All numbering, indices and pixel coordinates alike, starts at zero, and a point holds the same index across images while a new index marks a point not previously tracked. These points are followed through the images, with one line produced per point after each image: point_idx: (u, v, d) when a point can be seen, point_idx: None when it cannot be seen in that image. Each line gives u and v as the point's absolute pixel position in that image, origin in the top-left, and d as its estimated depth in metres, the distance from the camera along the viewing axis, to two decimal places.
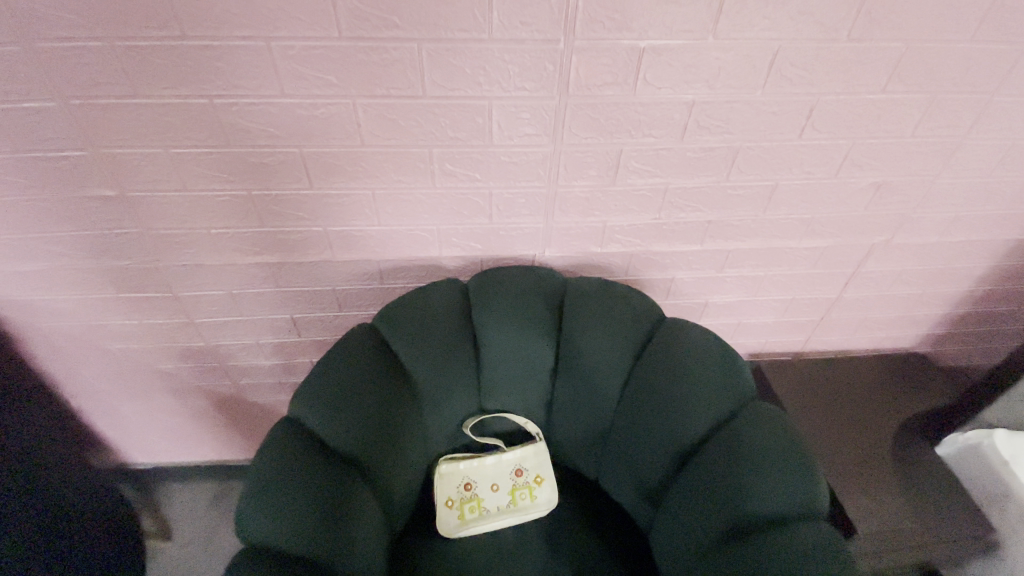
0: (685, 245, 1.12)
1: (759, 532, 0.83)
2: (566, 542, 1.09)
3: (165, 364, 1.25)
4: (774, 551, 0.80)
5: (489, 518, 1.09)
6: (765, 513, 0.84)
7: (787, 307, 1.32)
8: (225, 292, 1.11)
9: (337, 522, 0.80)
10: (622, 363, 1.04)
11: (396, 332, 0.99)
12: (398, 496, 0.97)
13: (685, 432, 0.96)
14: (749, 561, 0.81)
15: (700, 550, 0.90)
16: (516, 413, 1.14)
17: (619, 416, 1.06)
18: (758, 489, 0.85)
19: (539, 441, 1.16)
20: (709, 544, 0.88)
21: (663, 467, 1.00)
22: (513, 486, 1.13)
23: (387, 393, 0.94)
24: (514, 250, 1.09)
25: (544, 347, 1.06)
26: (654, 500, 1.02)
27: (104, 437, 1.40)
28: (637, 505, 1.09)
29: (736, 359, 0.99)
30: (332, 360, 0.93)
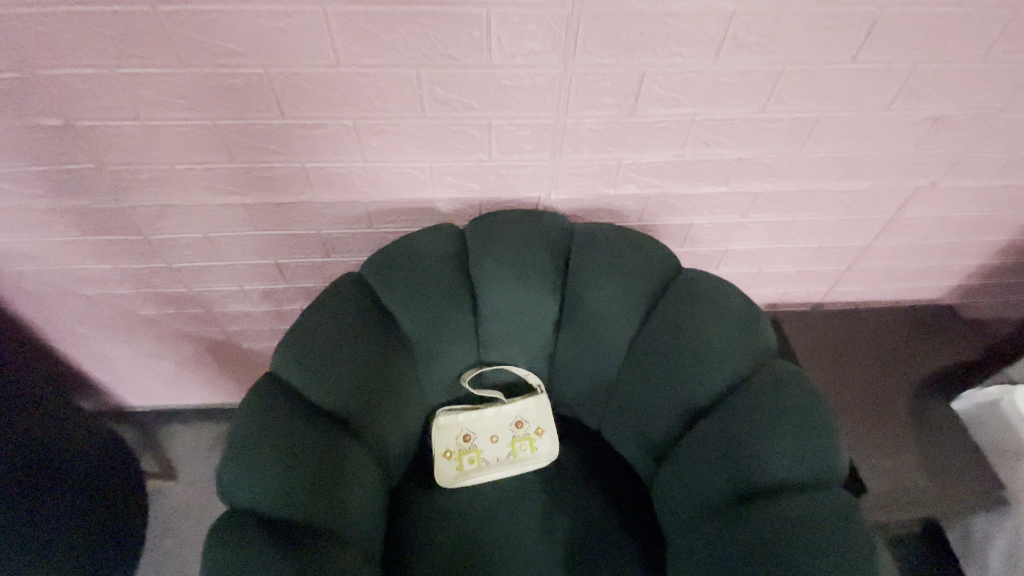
0: (708, 186, 1.00)
1: (770, 497, 0.80)
2: (567, 494, 1.08)
3: (148, 310, 1.19)
4: (784, 518, 0.77)
5: (489, 469, 1.07)
6: (777, 480, 0.80)
7: (811, 256, 1.22)
8: (201, 235, 1.02)
9: (328, 483, 0.77)
10: (632, 317, 0.96)
11: (386, 282, 0.90)
12: (393, 450, 0.94)
13: (696, 392, 0.90)
14: (756, 527, 0.79)
15: (703, 510, 0.87)
16: (517, 365, 1.08)
17: (625, 372, 1.00)
18: (773, 456, 0.80)
19: (541, 393, 1.12)
20: (714, 506, 0.86)
21: (668, 425, 0.95)
22: (514, 437, 1.10)
23: (379, 347, 0.88)
24: (517, 191, 0.98)
25: (547, 299, 0.98)
26: (657, 456, 0.99)
27: (98, 380, 1.38)
28: (639, 459, 1.06)
29: (757, 315, 0.91)
30: (316, 312, 0.86)
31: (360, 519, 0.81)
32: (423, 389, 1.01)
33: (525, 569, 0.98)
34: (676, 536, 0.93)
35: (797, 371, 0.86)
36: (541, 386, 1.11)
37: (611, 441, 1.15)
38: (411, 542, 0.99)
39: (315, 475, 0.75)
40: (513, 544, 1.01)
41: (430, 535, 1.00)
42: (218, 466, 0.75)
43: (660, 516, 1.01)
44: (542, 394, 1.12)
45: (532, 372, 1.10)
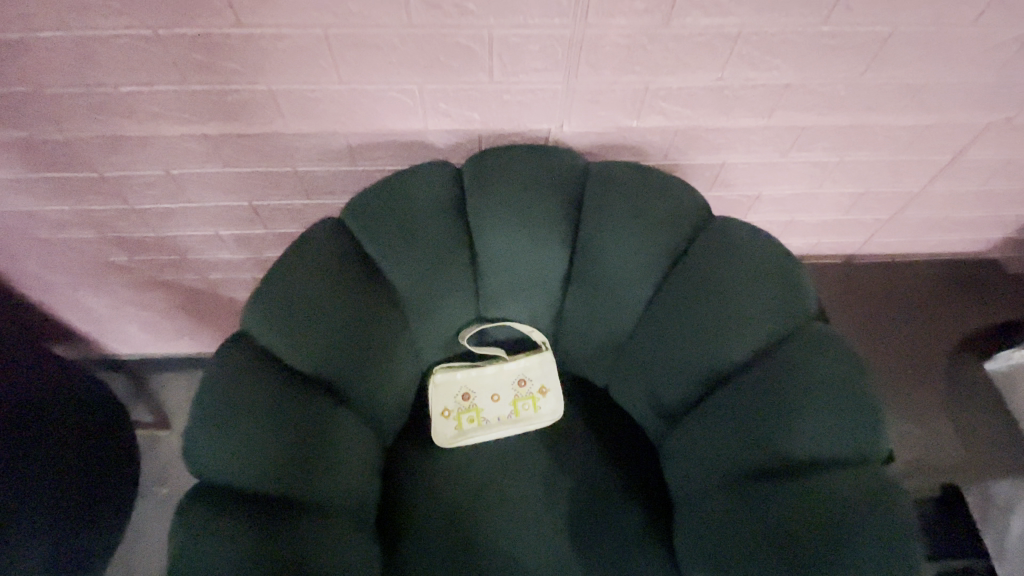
0: (746, 119, 0.85)
1: (796, 473, 0.73)
2: (571, 456, 1.02)
3: (119, 256, 1.09)
4: (810, 497, 0.70)
5: (488, 430, 1.01)
6: (805, 456, 0.73)
7: (853, 203, 1.09)
8: (162, 173, 0.90)
9: (310, 456, 0.70)
10: (654, 271, 0.85)
11: (374, 230, 0.79)
12: (386, 412, 0.87)
13: (722, 355, 0.81)
14: (780, 505, 0.72)
15: (722, 483, 0.81)
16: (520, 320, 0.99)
17: (641, 332, 0.91)
18: (808, 429, 0.73)
19: (546, 351, 1.04)
20: (730, 478, 0.79)
21: (687, 390, 0.87)
22: (516, 397, 1.03)
23: (366, 305, 0.78)
24: (522, 123, 0.84)
25: (557, 249, 0.87)
26: (671, 423, 0.92)
27: (80, 329, 1.31)
28: (649, 421, 1.00)
29: (797, 272, 0.80)
30: (292, 264, 0.75)
31: (347, 490, 0.75)
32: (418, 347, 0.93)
33: (526, 532, 0.94)
34: (686, 505, 0.87)
35: (838, 336, 0.77)
36: (546, 343, 1.03)
37: (618, 401, 1.08)
38: (408, 503, 0.95)
39: (296, 446, 0.69)
40: (513, 507, 0.96)
41: (427, 497, 0.96)
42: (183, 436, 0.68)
43: (670, 481, 0.95)
44: (548, 352, 1.04)
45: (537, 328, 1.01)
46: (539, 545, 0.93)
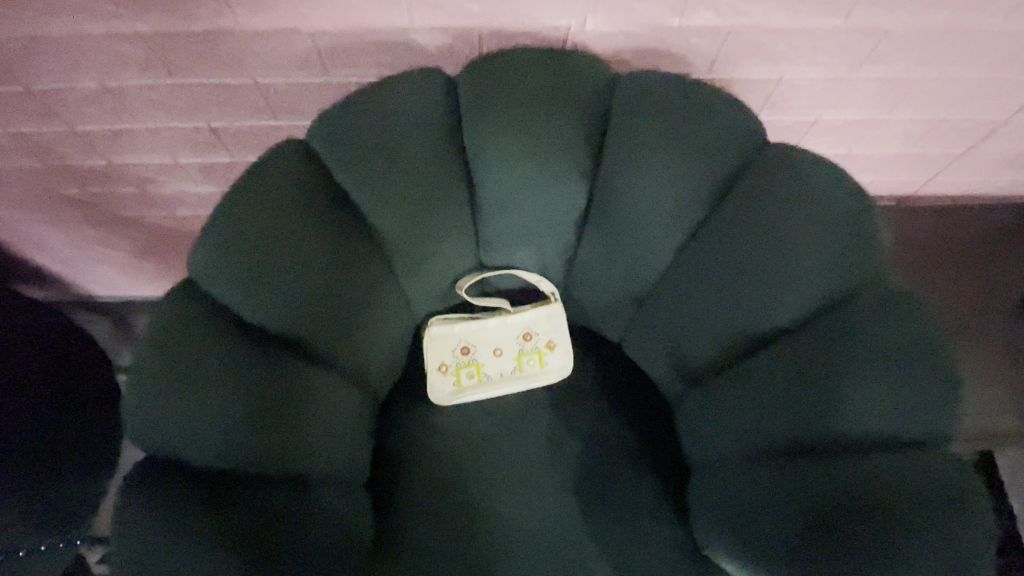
0: (818, 19, 0.67)
1: (835, 451, 0.65)
2: (579, 415, 0.94)
3: (71, 189, 0.96)
4: (851, 479, 0.62)
5: (489, 386, 0.92)
6: (851, 434, 0.64)
7: (923, 134, 0.92)
8: (97, 85, 0.75)
9: (280, 425, 0.63)
10: (685, 215, 0.72)
11: (350, 160, 0.66)
12: (374, 371, 0.78)
13: (758, 317, 0.70)
14: (813, 486, 0.64)
15: (748, 455, 0.72)
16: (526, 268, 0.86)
17: (665, 285, 0.79)
18: (846, 407, 0.64)
19: (555, 302, 0.92)
20: (755, 452, 0.71)
21: (713, 353, 0.76)
22: (520, 352, 0.93)
23: (342, 251, 0.67)
24: (534, 20, 0.67)
25: (571, 186, 0.73)
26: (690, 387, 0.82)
27: (47, 269, 1.21)
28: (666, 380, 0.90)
29: (865, 222, 0.67)
30: (251, 200, 0.63)
31: (327, 459, 0.68)
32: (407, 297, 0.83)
33: (528, 495, 0.88)
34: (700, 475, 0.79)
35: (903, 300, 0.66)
36: (555, 293, 0.91)
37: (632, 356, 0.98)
38: (401, 463, 0.89)
39: (259, 416, 0.61)
40: (515, 469, 0.89)
41: (423, 457, 0.89)
42: (129, 402, 0.60)
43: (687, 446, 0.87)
44: (557, 303, 0.92)
45: (546, 278, 0.89)
46: (542, 509, 0.87)
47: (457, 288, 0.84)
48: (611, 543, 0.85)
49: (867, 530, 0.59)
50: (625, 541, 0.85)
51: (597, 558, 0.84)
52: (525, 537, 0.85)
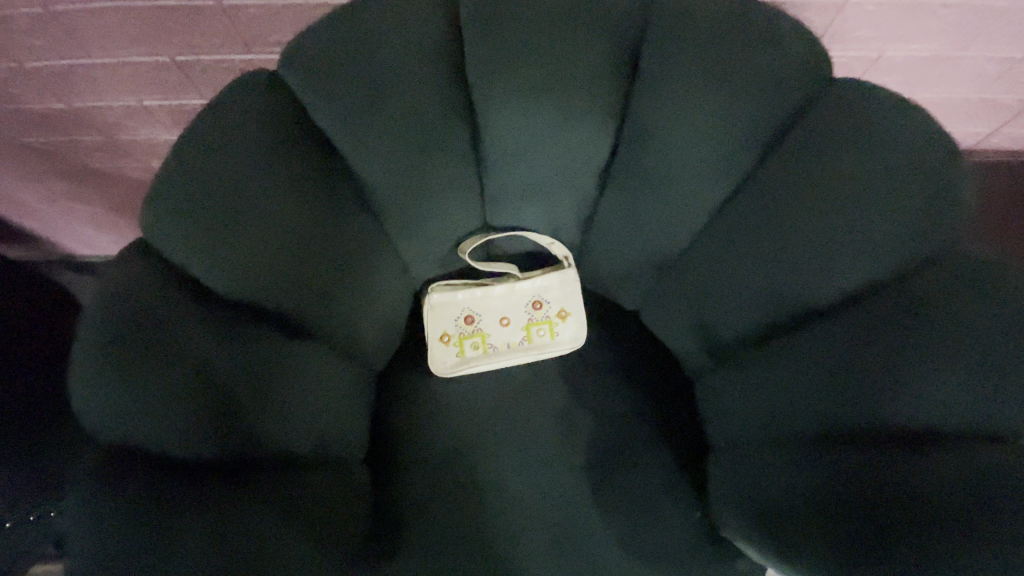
0: None
1: (884, 441, 0.57)
2: (592, 388, 0.87)
3: (33, 137, 0.87)
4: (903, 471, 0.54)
5: (494, 357, 0.85)
6: (905, 422, 0.56)
7: (998, 75, 0.79)
8: (39, 12, 0.64)
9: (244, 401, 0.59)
10: (722, 169, 0.62)
11: (335, 106, 0.58)
12: (357, 334, 0.71)
13: (800, 287, 0.62)
14: (855, 477, 0.56)
15: (781, 437, 0.66)
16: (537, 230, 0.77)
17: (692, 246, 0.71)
18: (868, 389, 0.57)
19: (569, 267, 0.84)
20: (788, 438, 0.64)
21: (744, 323, 0.68)
22: (529, 321, 0.85)
23: (318, 213, 0.61)
24: None
25: (591, 132, 0.63)
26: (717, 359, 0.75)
27: (25, 227, 1.13)
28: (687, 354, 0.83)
29: (938, 178, 0.57)
30: (224, 152, 0.56)
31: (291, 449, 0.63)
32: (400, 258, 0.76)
33: (536, 472, 0.82)
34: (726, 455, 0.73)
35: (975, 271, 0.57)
36: (568, 258, 0.82)
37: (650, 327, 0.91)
38: (401, 436, 0.83)
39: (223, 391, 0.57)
40: (523, 444, 0.84)
41: (424, 431, 0.83)
42: (91, 384, 0.55)
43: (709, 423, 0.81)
44: (571, 269, 0.84)
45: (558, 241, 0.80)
46: (551, 486, 0.81)
47: (459, 251, 0.75)
48: (624, 523, 0.80)
49: (883, 533, 0.52)
50: (638, 519, 0.80)
51: (609, 538, 0.79)
52: (532, 515, 0.80)
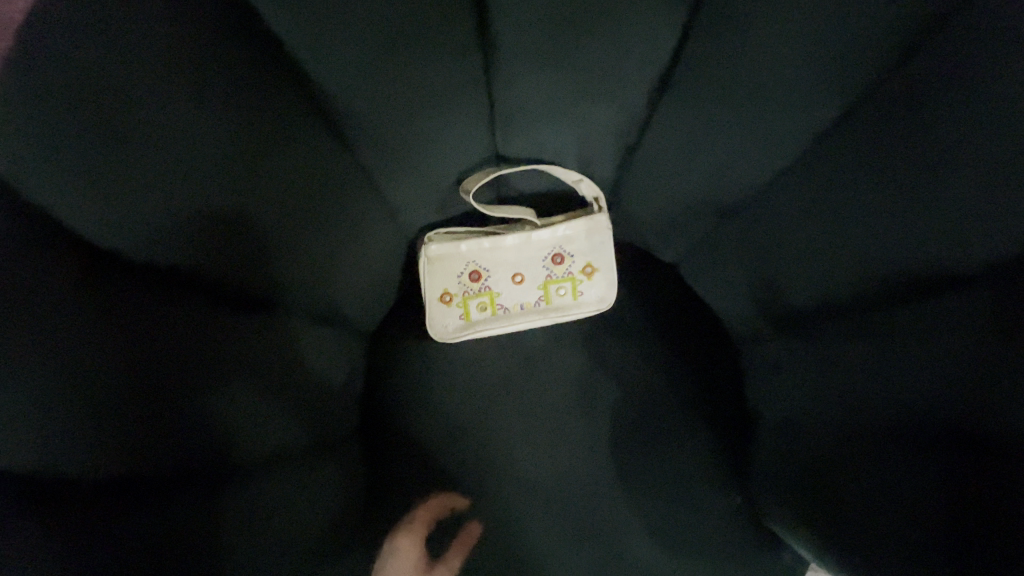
0: None
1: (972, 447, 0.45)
2: (618, 353, 0.74)
3: None
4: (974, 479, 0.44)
5: (506, 321, 0.72)
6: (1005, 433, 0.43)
7: None
8: None
9: (186, 373, 0.50)
10: (775, 84, 0.53)
11: (297, 0, 0.48)
12: (362, 281, 0.68)
13: (865, 243, 0.53)
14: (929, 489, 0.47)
15: (858, 423, 0.54)
16: (560, 167, 0.68)
17: (752, 181, 0.61)
18: (956, 362, 0.46)
19: (598, 214, 0.70)
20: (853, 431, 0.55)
21: (801, 276, 0.59)
22: (548, 279, 0.72)
23: (291, 140, 0.53)
24: None
25: (609, 37, 0.54)
26: (771, 314, 0.65)
27: None
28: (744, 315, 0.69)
29: None
30: (153, 60, 0.45)
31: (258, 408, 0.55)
32: (396, 193, 0.66)
33: (549, 448, 0.71)
34: (793, 438, 0.62)
35: None
36: (597, 198, 0.70)
37: (692, 282, 0.76)
38: (398, 405, 0.72)
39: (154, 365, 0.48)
40: (536, 416, 0.72)
41: (422, 399, 0.72)
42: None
43: (767, 398, 0.68)
44: (600, 216, 0.70)
45: (585, 182, 0.70)
46: (568, 464, 0.71)
47: (463, 192, 0.68)
48: (651, 508, 0.69)
49: (977, 525, 0.43)
50: (668, 505, 0.69)
51: (634, 523, 0.69)
52: (547, 497, 0.69)
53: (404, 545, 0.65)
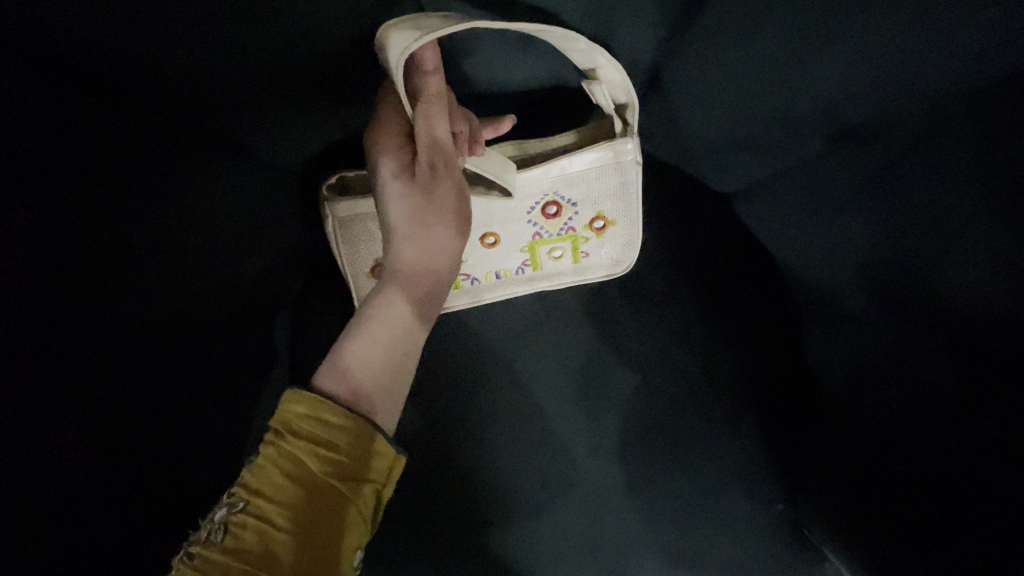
0: None
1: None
2: (617, 323, 0.58)
3: None
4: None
5: (478, 297, 0.58)
6: None
7: None
8: None
9: (97, 419, 0.35)
10: None
11: None
12: (258, 246, 0.50)
13: (971, 193, 0.37)
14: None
15: (916, 435, 0.41)
16: (577, 44, 0.43)
17: (820, 100, 0.42)
18: None
19: (623, 142, 0.51)
20: (905, 445, 0.42)
21: (871, 239, 0.43)
22: (536, 237, 0.56)
23: (176, 57, 0.38)
24: None
25: None
26: (814, 274, 0.50)
27: None
28: (805, 297, 0.53)
29: None
30: None
31: (169, 410, 0.41)
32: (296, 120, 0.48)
33: (535, 447, 0.56)
34: (842, 447, 0.47)
35: None
36: (632, 101, 0.49)
37: (735, 235, 0.57)
38: None
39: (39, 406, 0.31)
40: (518, 401, 0.57)
41: None
42: None
43: (808, 391, 0.53)
44: (624, 147, 0.51)
45: (616, 70, 0.46)
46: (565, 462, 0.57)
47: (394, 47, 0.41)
48: (664, 519, 0.55)
49: None
50: (688, 521, 0.54)
51: (645, 537, 0.55)
52: (533, 503, 0.55)
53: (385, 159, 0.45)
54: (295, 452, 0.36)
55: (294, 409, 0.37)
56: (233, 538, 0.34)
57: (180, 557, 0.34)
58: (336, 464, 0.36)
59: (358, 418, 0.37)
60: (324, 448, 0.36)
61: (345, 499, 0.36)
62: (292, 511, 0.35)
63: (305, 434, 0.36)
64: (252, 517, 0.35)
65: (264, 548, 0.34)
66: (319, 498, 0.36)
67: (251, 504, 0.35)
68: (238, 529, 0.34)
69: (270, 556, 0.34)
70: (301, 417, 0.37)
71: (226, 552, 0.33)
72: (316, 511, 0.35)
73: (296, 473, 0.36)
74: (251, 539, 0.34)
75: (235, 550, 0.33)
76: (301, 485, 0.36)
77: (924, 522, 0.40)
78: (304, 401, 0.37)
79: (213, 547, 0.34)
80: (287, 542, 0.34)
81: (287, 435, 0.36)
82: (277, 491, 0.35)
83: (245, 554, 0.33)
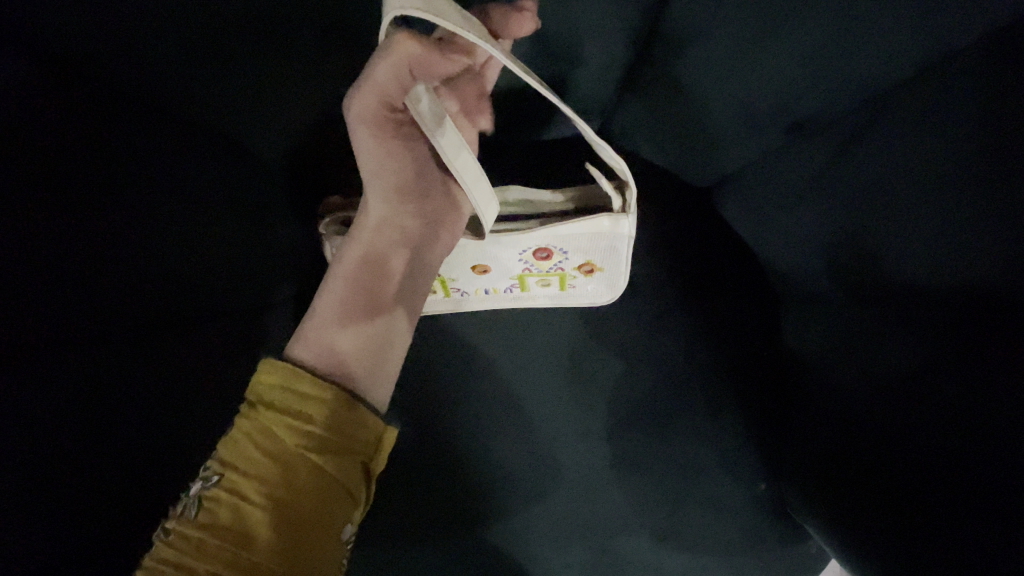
0: None
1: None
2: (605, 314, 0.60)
3: None
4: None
5: (469, 305, 0.59)
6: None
7: None
8: None
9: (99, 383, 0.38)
10: None
11: None
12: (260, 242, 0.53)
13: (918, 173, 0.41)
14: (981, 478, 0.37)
15: (882, 403, 0.44)
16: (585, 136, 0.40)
17: (779, 98, 0.46)
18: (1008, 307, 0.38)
19: (618, 218, 0.49)
20: (876, 415, 0.44)
21: (838, 226, 0.46)
22: (526, 272, 0.55)
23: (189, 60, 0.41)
24: None
25: None
26: (789, 262, 0.53)
27: None
28: (783, 285, 0.56)
29: None
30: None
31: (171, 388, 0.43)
32: (301, 125, 0.50)
33: (528, 434, 0.58)
34: (817, 424, 0.50)
35: None
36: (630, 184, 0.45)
37: (716, 228, 0.60)
38: None
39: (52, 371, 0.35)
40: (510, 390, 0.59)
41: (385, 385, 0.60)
42: None
43: (788, 375, 0.55)
44: (620, 222, 0.49)
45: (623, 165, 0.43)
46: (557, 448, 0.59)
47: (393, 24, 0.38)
48: (652, 501, 0.56)
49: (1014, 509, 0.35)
50: (676, 502, 0.56)
51: (634, 519, 0.56)
52: (524, 488, 0.57)
53: (377, 144, 0.43)
54: (267, 423, 0.37)
55: (268, 381, 0.38)
56: (206, 513, 0.35)
57: (160, 533, 0.36)
58: (311, 435, 0.37)
59: (331, 389, 0.39)
60: (300, 420, 0.38)
61: (323, 473, 0.38)
62: (267, 485, 0.36)
63: (278, 407, 0.38)
64: (226, 492, 0.36)
65: (239, 522, 0.35)
66: (293, 468, 0.37)
67: (227, 478, 0.36)
68: (212, 504, 0.36)
69: (246, 531, 0.35)
70: (273, 388, 0.38)
71: (201, 528, 0.35)
72: (294, 482, 0.37)
73: (269, 445, 0.37)
74: (226, 514, 0.35)
75: (209, 526, 0.35)
76: (274, 458, 0.37)
77: (891, 485, 0.42)
78: (275, 372, 0.39)
79: (189, 522, 0.35)
80: (263, 518, 0.36)
81: (261, 408, 0.38)
82: (251, 466, 0.37)
83: (220, 529, 0.35)
